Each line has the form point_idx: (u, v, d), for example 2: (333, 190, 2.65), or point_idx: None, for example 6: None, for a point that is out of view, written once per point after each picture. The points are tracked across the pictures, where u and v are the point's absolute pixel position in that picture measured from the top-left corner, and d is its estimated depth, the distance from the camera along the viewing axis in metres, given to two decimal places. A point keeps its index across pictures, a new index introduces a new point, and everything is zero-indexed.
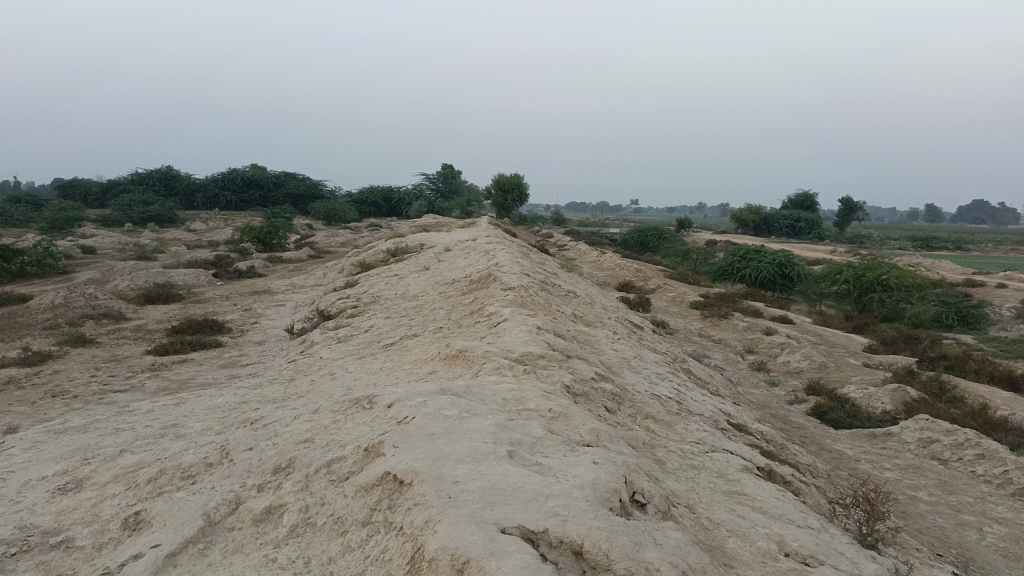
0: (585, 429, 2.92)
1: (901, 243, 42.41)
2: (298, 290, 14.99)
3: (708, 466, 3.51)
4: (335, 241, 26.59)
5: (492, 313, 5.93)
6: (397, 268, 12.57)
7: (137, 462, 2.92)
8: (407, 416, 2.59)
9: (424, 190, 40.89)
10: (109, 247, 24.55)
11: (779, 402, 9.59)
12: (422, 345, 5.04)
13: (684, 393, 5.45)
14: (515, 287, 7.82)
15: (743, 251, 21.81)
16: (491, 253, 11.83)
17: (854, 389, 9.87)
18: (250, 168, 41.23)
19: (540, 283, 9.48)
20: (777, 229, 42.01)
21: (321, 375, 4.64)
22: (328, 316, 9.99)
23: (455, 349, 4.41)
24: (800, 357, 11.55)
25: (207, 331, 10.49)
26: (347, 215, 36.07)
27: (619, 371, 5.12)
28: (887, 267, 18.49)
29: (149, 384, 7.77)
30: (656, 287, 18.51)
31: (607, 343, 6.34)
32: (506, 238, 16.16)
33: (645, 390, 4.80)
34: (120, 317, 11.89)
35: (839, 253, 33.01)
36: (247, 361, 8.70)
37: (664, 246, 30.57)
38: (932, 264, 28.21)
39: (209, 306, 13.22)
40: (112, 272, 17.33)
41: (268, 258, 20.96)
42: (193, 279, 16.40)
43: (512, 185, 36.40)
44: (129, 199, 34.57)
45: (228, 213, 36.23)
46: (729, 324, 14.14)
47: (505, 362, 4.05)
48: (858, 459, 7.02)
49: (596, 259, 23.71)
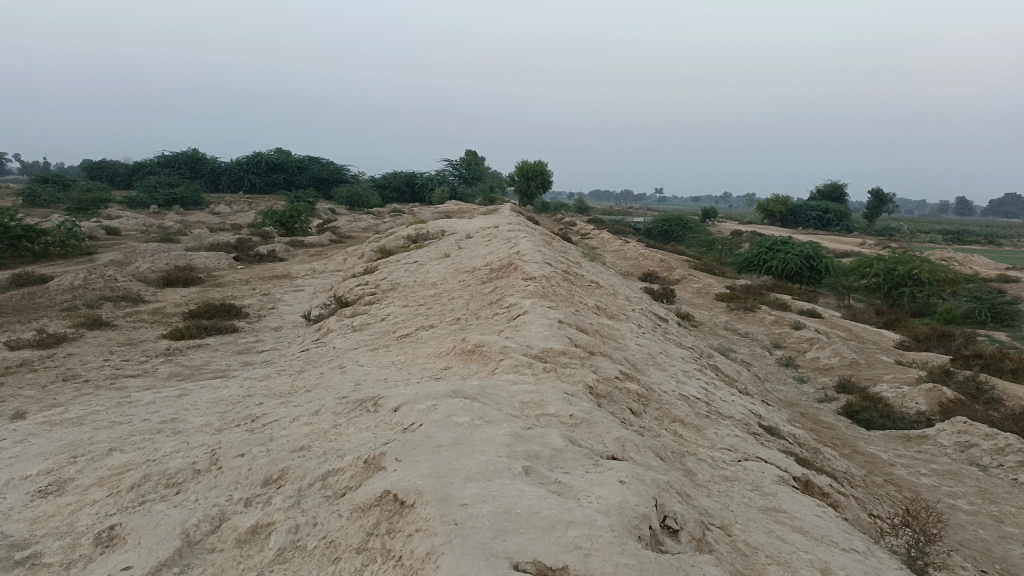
0: (609, 438, 2.67)
1: (932, 237, 41.53)
2: (317, 275, 14.82)
3: (741, 477, 3.24)
4: (357, 226, 26.45)
5: (512, 304, 5.68)
6: (417, 254, 12.36)
7: (125, 463, 2.70)
8: (414, 423, 2.35)
9: (447, 175, 40.62)
10: (133, 229, 24.61)
11: (807, 400, 9.27)
12: (438, 338, 4.82)
13: (713, 393, 5.16)
14: (537, 278, 7.56)
15: (770, 242, 21.35)
16: (513, 241, 11.56)
17: (887, 388, 9.51)
18: (274, 152, 41.24)
19: (562, 272, 9.21)
20: (805, 220, 41.29)
21: (331, 368, 4.42)
22: (346, 302, 9.82)
23: (471, 343, 4.16)
24: (830, 353, 11.19)
25: (224, 315, 10.36)
26: (370, 200, 35.96)
27: (644, 368, 4.86)
28: (918, 261, 17.99)
29: (162, 369, 7.64)
30: (680, 278, 18.17)
31: (631, 338, 6.08)
32: (528, 226, 15.90)
33: (672, 390, 4.53)
34: (138, 300, 11.79)
35: (868, 246, 32.35)
36: (262, 348, 8.52)
37: (688, 236, 30.12)
38: (965, 259, 27.51)
39: (228, 290, 13.08)
40: (135, 254, 17.30)
41: (290, 242, 20.87)
42: (213, 262, 16.33)
43: (536, 172, 36.05)
44: (155, 182, 34.71)
45: (251, 196, 36.26)
46: (756, 317, 13.78)
47: (524, 359, 3.80)
48: (894, 463, 6.70)
49: (620, 248, 23.35)
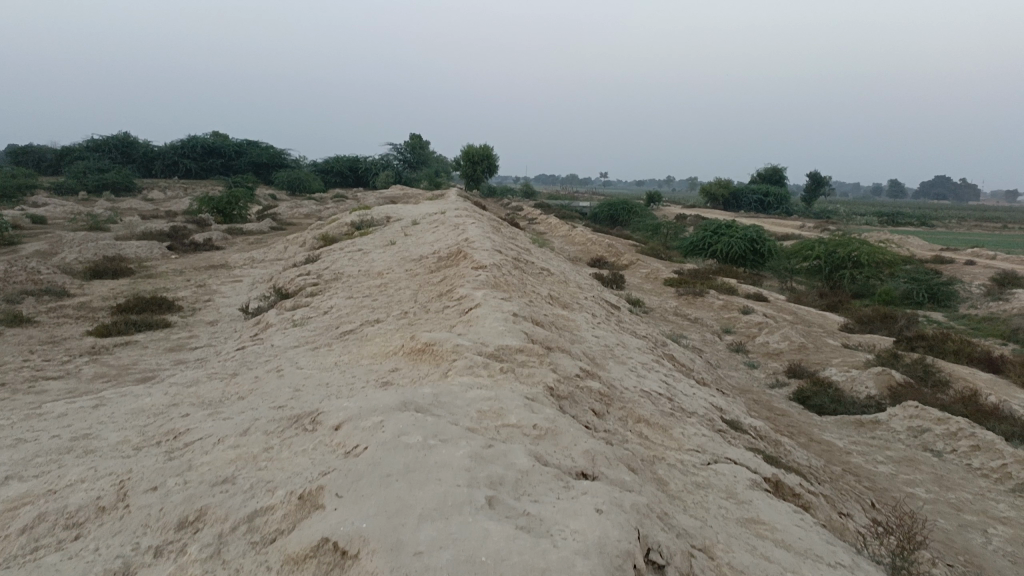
0: (577, 452, 2.41)
1: (868, 219, 42.59)
2: (256, 265, 14.25)
3: (713, 484, 3.02)
4: (299, 212, 25.72)
5: (462, 296, 5.38)
6: (361, 242, 11.93)
7: (20, 495, 2.33)
8: (357, 445, 2.05)
9: (391, 160, 39.91)
10: (60, 217, 23.45)
11: (759, 386, 9.22)
12: (385, 335, 4.50)
13: (674, 387, 4.96)
14: (487, 267, 7.26)
15: (715, 225, 21.48)
16: (460, 228, 11.24)
17: (836, 372, 9.53)
18: (211, 136, 39.89)
19: (513, 261, 8.94)
20: (746, 204, 41.86)
21: (267, 370, 4.06)
22: (286, 294, 9.37)
23: (420, 341, 3.86)
24: (779, 337, 11.19)
25: (156, 310, 9.80)
26: (312, 185, 35.09)
27: (603, 362, 4.62)
28: (858, 243, 18.27)
29: (87, 370, 7.13)
30: (628, 262, 18.10)
31: (587, 330, 5.84)
32: (475, 211, 15.58)
33: (634, 386, 4.29)
34: (62, 293, 11.11)
35: (807, 229, 32.95)
36: (197, 345, 8.05)
37: (634, 220, 30.18)
38: (901, 240, 28.20)
39: (160, 282, 12.45)
40: (60, 244, 16.40)
41: (227, 230, 20.13)
42: (145, 252, 15.59)
43: (481, 156, 35.65)
44: (83, 167, 33.19)
45: (187, 182, 35.01)
46: (705, 302, 13.76)
47: (479, 359, 3.52)
48: (850, 450, 6.64)
49: (567, 233, 23.24)
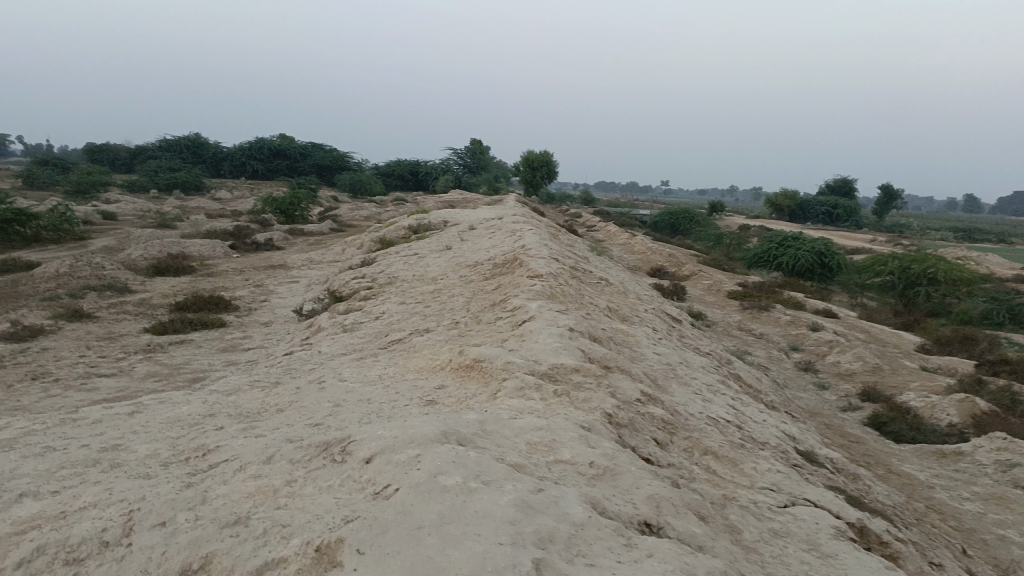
0: (640, 497, 2.11)
1: (943, 235, 40.82)
2: (314, 266, 14.28)
3: (792, 532, 2.68)
4: (360, 214, 25.90)
5: (517, 307, 5.12)
6: (418, 246, 11.80)
7: (27, 516, 2.15)
8: (388, 485, 1.81)
9: (452, 165, 40.01)
10: (131, 214, 24.09)
11: (829, 409, 8.71)
12: (434, 347, 4.27)
13: (743, 413, 4.59)
14: (544, 276, 6.99)
15: (781, 237, 20.78)
16: (518, 234, 10.99)
17: (913, 397, 8.94)
18: (278, 138, 40.69)
19: (571, 269, 8.64)
20: (813, 216, 40.58)
21: (310, 381, 3.86)
22: (340, 297, 9.27)
23: (469, 357, 3.60)
24: (850, 357, 10.62)
25: (212, 309, 9.82)
26: (373, 188, 35.41)
27: (665, 384, 4.29)
28: (934, 259, 17.36)
29: (139, 368, 7.10)
30: (690, 273, 17.59)
31: (648, 346, 5.51)
32: (534, 218, 15.33)
33: (700, 411, 3.96)
34: (124, 290, 11.25)
35: (878, 243, 31.73)
36: (249, 346, 7.98)
37: (696, 229, 29.50)
38: (979, 257, 26.87)
39: (220, 281, 12.55)
40: (128, 240, 16.77)
41: (289, 231, 20.34)
42: (208, 250, 15.80)
43: (542, 162, 35.43)
44: (156, 166, 34.16)
45: (254, 183, 35.73)
46: (770, 317, 13.21)
47: (531, 380, 3.25)
48: (932, 485, 6.14)
49: (627, 242, 22.79)
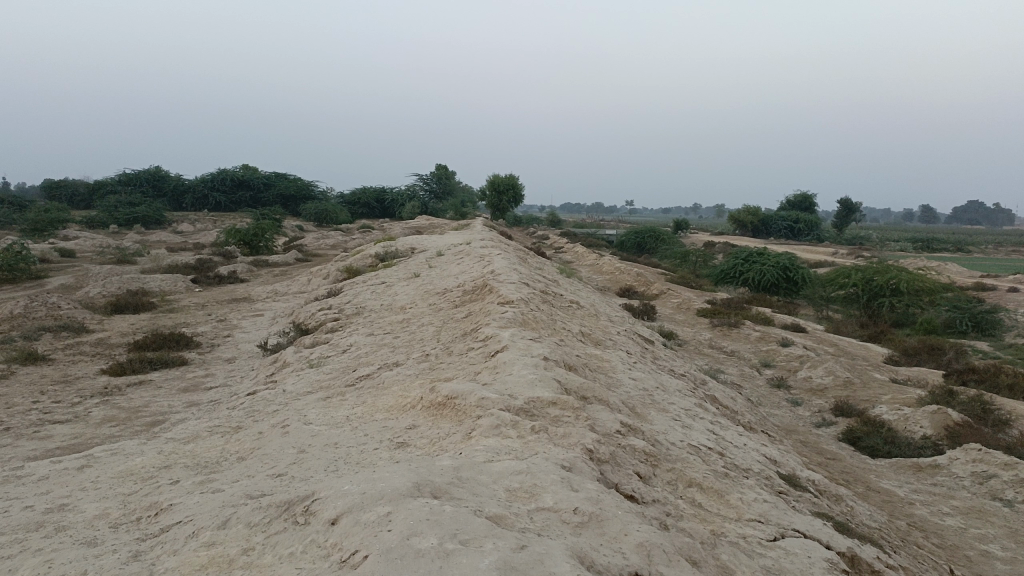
0: (629, 545, 1.97)
1: (903, 246, 41.61)
2: (279, 298, 13.99)
3: (785, 569, 2.56)
4: (325, 243, 25.61)
5: (489, 337, 4.97)
6: (385, 275, 11.62)
7: None
8: (356, 552, 1.65)
9: (417, 191, 39.88)
10: (89, 250, 23.54)
11: (805, 426, 8.66)
12: (404, 383, 4.10)
13: (724, 437, 4.48)
14: (515, 302, 6.86)
15: (746, 253, 20.94)
16: (486, 260, 10.86)
17: (887, 410, 8.93)
18: (240, 169, 40.27)
19: (541, 294, 8.52)
20: (776, 231, 41.14)
21: (273, 424, 3.67)
22: (306, 330, 9.04)
23: (441, 395, 3.44)
24: (822, 372, 10.62)
25: (173, 346, 9.52)
26: (338, 216, 35.13)
27: (644, 412, 4.16)
28: (896, 270, 17.59)
29: (96, 413, 6.81)
30: (659, 292, 17.60)
31: (624, 371, 5.39)
32: (502, 241, 15.24)
33: (681, 439, 3.84)
34: (80, 329, 10.88)
35: (840, 255, 32.20)
36: (212, 385, 7.70)
37: (662, 247, 29.69)
38: (939, 267, 27.36)
39: (181, 316, 12.23)
40: (86, 277, 16.34)
41: (253, 262, 20.00)
42: (170, 285, 15.44)
43: (507, 185, 35.49)
44: (115, 201, 33.54)
45: (216, 214, 35.24)
46: (740, 334, 13.22)
47: (507, 416, 3.09)
48: (912, 501, 6.08)
49: (595, 263, 22.80)
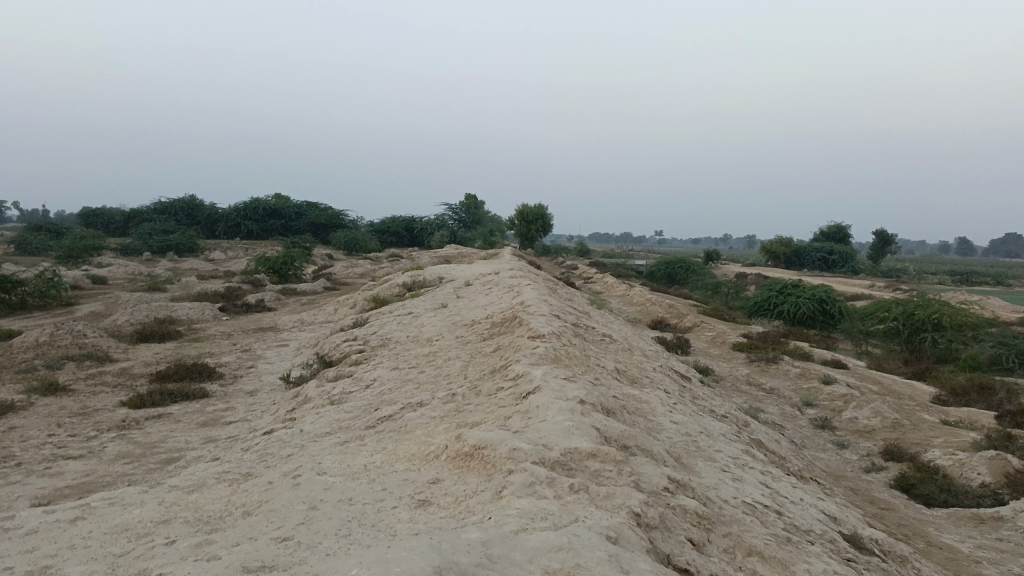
0: None
1: (941, 279, 40.54)
2: (305, 328, 13.81)
3: None
4: (354, 272, 25.55)
5: (520, 375, 4.63)
6: (412, 305, 11.36)
7: None
8: None
9: (447, 220, 39.91)
10: (121, 278, 23.69)
11: (852, 471, 8.17)
12: (428, 428, 3.78)
13: (778, 491, 4.07)
14: (546, 337, 6.52)
15: (780, 285, 20.44)
16: (516, 291, 10.57)
17: (940, 455, 8.40)
18: (273, 198, 40.65)
19: (573, 327, 8.17)
20: (809, 262, 40.37)
21: (285, 472, 3.36)
22: (330, 362, 8.78)
23: (468, 444, 3.10)
24: (868, 413, 10.09)
25: (195, 377, 9.31)
26: (368, 245, 35.17)
27: (690, 463, 3.78)
28: (938, 304, 16.83)
29: (111, 448, 6.57)
30: (692, 325, 17.14)
31: (664, 413, 5.02)
32: (532, 272, 14.94)
33: (734, 496, 3.46)
34: (104, 358, 10.74)
35: (877, 288, 31.40)
36: (232, 419, 7.44)
37: (693, 278, 29.19)
38: (982, 301, 26.49)
39: (207, 346, 12.07)
40: (115, 305, 16.33)
41: (281, 291, 19.91)
42: (197, 313, 15.35)
43: (536, 216, 35.32)
44: (150, 228, 33.92)
45: (248, 242, 35.47)
46: (779, 369, 12.71)
47: (541, 472, 2.75)
48: (979, 558, 5.57)
49: (625, 293, 22.40)
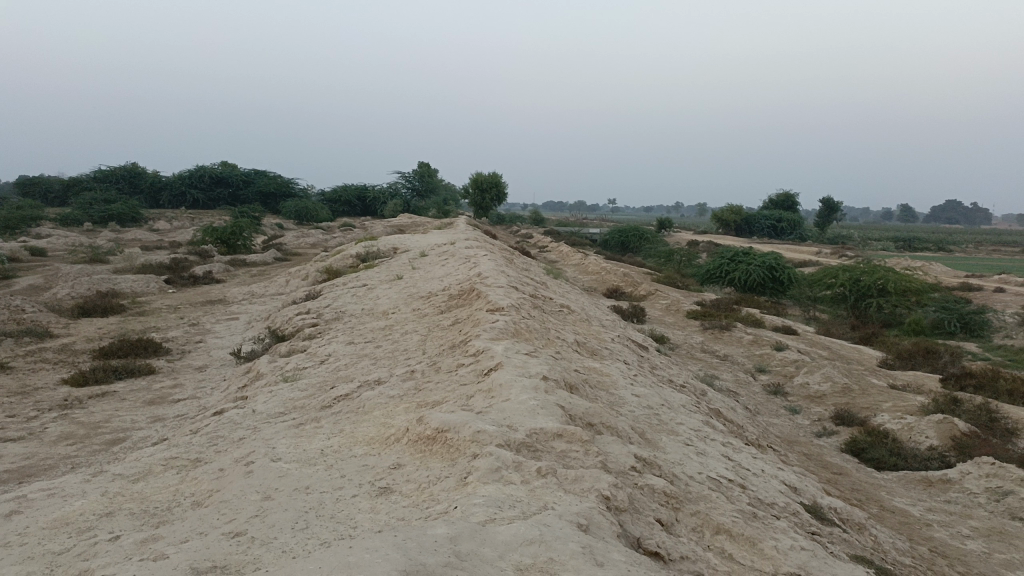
0: None
1: (885, 245, 41.59)
2: (255, 301, 13.48)
3: None
4: (305, 242, 25.04)
5: (480, 351, 4.52)
6: (366, 276, 11.15)
7: None
8: None
9: (399, 189, 39.37)
10: (60, 249, 22.80)
11: (805, 436, 8.31)
12: (387, 409, 3.66)
13: (740, 463, 4.07)
14: (505, 309, 6.43)
15: (732, 252, 20.69)
16: (472, 261, 10.43)
17: (889, 419, 8.59)
18: (219, 166, 39.53)
19: (530, 298, 8.09)
20: (758, 229, 41.00)
21: (237, 458, 3.20)
22: (282, 337, 8.56)
23: (430, 426, 2.98)
24: (819, 379, 10.27)
25: (141, 353, 9.00)
26: (319, 214, 34.53)
27: (654, 439, 3.74)
28: (883, 270, 17.23)
29: (53, 429, 6.30)
30: (646, 293, 17.25)
31: (625, 386, 4.98)
32: (487, 241, 14.80)
33: (699, 471, 3.42)
34: (44, 335, 10.31)
35: (824, 255, 32.05)
36: (180, 397, 7.20)
37: (646, 246, 29.39)
38: (924, 266, 27.23)
39: (152, 320, 11.69)
40: (55, 278, 15.70)
41: (230, 262, 19.40)
42: (142, 286, 14.86)
43: (490, 184, 35.05)
44: (90, 198, 32.69)
45: (194, 212, 34.50)
46: (732, 336, 12.86)
47: (507, 456, 2.65)
48: (930, 520, 5.70)
49: (580, 262, 22.42)
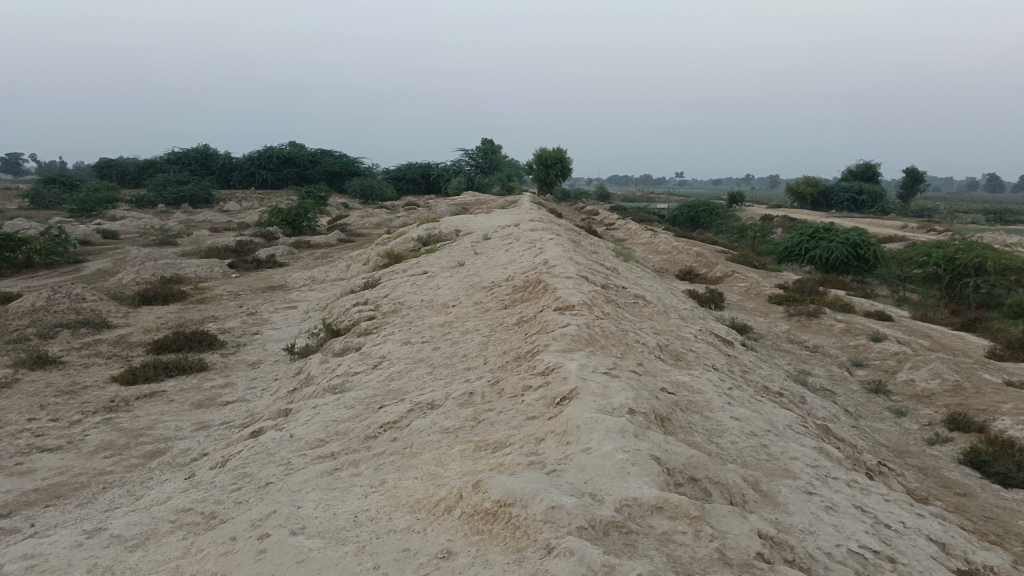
0: None
1: (975, 217, 39.05)
2: (315, 288, 13.06)
3: None
4: (370, 222, 24.71)
5: (552, 369, 3.81)
6: (426, 262, 10.56)
7: None
8: None
9: (463, 165, 38.73)
10: (133, 232, 23.04)
11: (916, 445, 7.35)
12: (439, 453, 3.00)
13: (876, 517, 3.25)
14: (578, 309, 5.70)
15: (812, 228, 19.36)
16: (538, 246, 9.70)
17: (1013, 425, 7.53)
18: (287, 147, 39.71)
19: (603, 291, 7.33)
20: (836, 203, 39.02)
21: (252, 524, 2.57)
22: (337, 331, 8.03)
23: (490, 498, 2.30)
24: (925, 375, 9.22)
25: (194, 347, 8.62)
26: (384, 193, 34.27)
27: (772, 492, 2.97)
28: (982, 247, 15.77)
29: (93, 436, 5.89)
30: (722, 274, 16.24)
31: (723, 406, 4.20)
32: (554, 222, 14.02)
33: (837, 543, 2.64)
34: (102, 325, 10.07)
35: (910, 229, 30.12)
36: (229, 400, 6.75)
37: (717, 222, 28.10)
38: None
39: (211, 308, 11.38)
40: (122, 263, 15.64)
41: (294, 244, 19.14)
42: (205, 270, 14.65)
43: (555, 158, 34.14)
44: (163, 179, 33.18)
45: (263, 192, 34.73)
46: (820, 325, 11.81)
47: (596, 555, 1.94)
48: None
49: (651, 241, 21.42)
